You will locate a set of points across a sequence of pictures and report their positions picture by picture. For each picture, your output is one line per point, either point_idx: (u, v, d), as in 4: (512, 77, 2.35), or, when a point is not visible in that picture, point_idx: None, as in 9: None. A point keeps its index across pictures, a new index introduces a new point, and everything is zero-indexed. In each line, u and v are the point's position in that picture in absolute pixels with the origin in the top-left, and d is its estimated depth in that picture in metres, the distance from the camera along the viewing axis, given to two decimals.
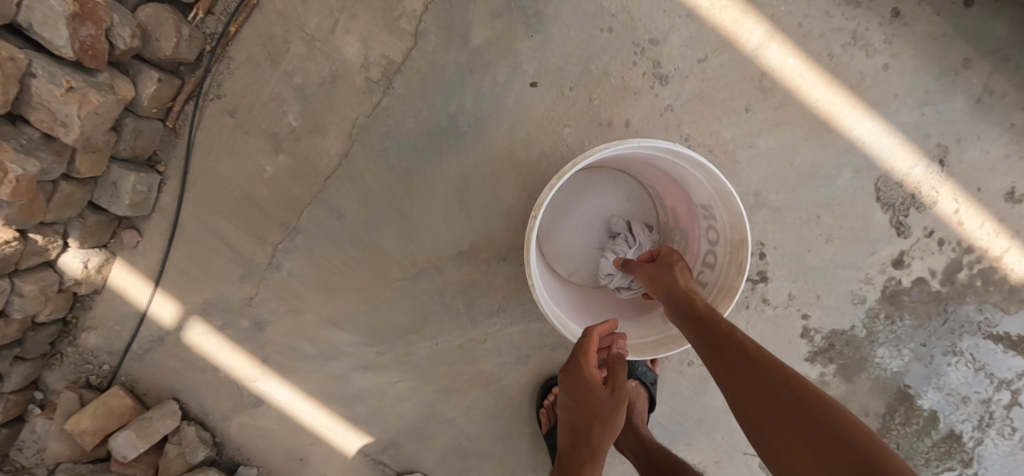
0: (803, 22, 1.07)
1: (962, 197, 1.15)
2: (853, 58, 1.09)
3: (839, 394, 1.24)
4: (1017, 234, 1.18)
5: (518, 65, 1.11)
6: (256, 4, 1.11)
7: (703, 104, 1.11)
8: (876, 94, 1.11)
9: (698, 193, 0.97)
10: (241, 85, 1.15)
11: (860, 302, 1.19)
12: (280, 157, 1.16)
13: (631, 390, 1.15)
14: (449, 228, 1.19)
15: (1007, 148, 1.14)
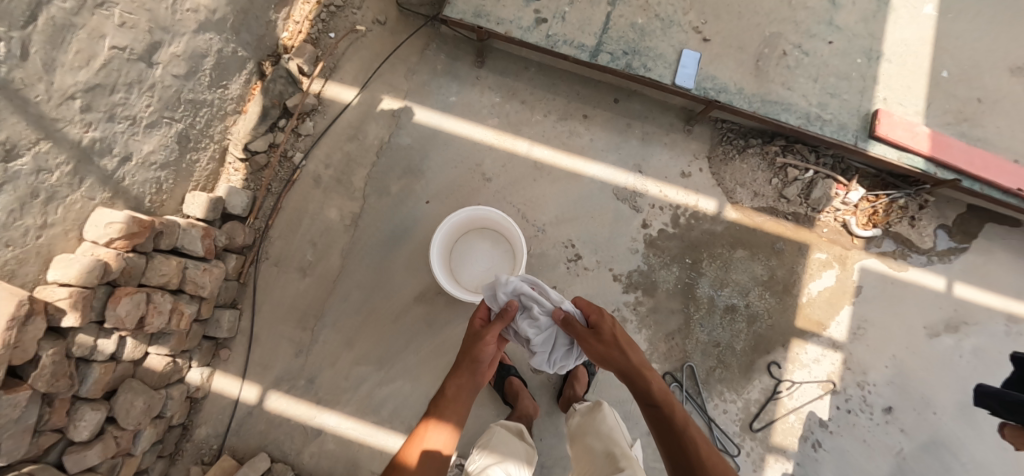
0: (544, 134, 2.24)
1: (659, 184, 2.22)
2: (573, 141, 2.24)
3: (651, 305, 2.14)
4: (698, 191, 2.22)
5: (418, 195, 2.20)
6: (280, 207, 2.18)
7: (513, 183, 2.20)
8: (592, 152, 2.23)
9: (507, 228, 2.03)
10: (279, 249, 2.17)
11: (635, 251, 2.16)
12: (308, 278, 2.15)
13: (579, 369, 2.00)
14: (406, 286, 2.14)
15: (669, 154, 2.25)
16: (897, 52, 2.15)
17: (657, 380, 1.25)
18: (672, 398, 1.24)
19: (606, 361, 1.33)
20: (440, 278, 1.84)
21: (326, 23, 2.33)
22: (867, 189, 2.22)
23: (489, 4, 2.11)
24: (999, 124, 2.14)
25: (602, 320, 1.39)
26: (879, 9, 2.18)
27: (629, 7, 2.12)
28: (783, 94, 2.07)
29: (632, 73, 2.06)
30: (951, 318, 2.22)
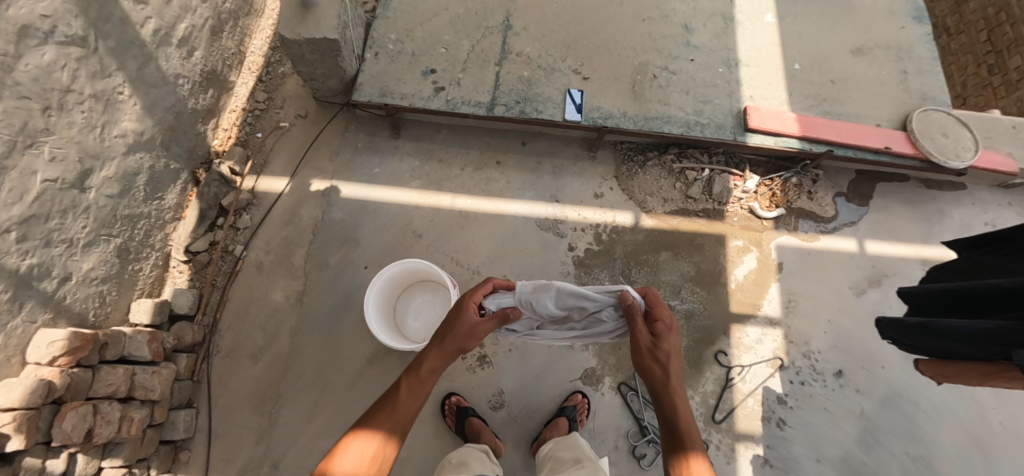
0: (464, 185, 2.44)
1: (577, 208, 2.40)
2: (491, 185, 2.44)
3: None
4: (614, 207, 2.40)
5: (356, 262, 2.32)
6: (226, 299, 2.28)
7: (443, 234, 2.36)
8: (510, 192, 2.43)
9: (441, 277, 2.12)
10: (230, 339, 2.24)
11: (566, 273, 2.30)
12: (261, 363, 2.20)
13: (561, 419, 1.99)
14: (357, 351, 2.21)
15: (580, 180, 2.45)
16: (752, 56, 2.47)
17: (688, 413, 1.23)
18: (696, 437, 1.21)
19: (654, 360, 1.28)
20: (381, 336, 1.88)
21: (253, 126, 2.58)
22: (762, 175, 2.46)
23: (391, 83, 2.39)
24: (857, 98, 2.42)
25: (667, 334, 1.30)
26: (727, 26, 2.53)
27: (514, 64, 2.43)
28: (662, 109, 2.33)
29: (526, 116, 2.31)
30: (871, 274, 2.39)
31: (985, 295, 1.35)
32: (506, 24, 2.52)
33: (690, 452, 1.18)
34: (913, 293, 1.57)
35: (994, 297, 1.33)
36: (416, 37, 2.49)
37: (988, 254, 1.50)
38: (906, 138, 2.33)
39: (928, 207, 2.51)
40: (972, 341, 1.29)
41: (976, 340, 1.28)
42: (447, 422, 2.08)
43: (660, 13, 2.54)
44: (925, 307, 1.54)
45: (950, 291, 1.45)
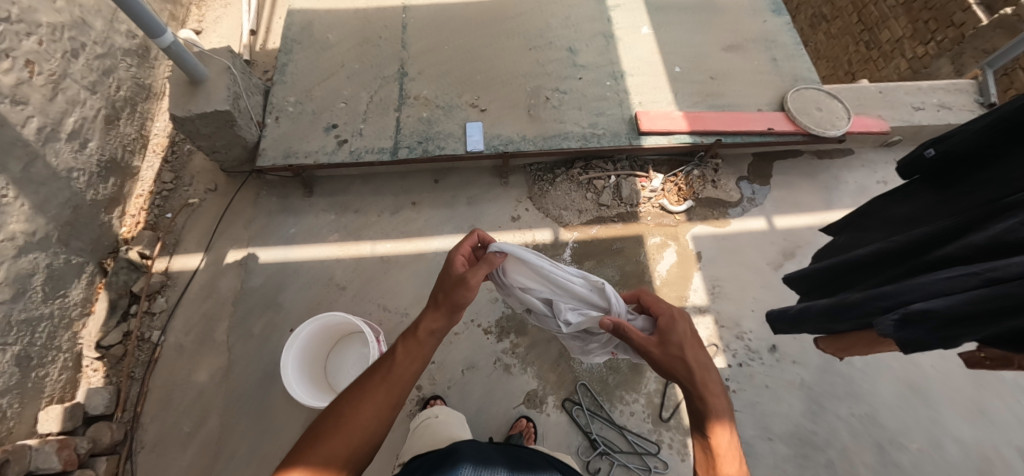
0: (383, 230, 2.46)
1: (496, 234, 2.45)
2: (410, 227, 2.47)
3: (528, 342, 2.25)
4: (532, 227, 2.46)
5: (281, 327, 2.27)
6: (147, 390, 2.16)
7: (367, 282, 2.34)
8: (429, 231, 2.46)
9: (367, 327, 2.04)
10: (153, 432, 2.10)
11: (495, 300, 2.31)
12: (190, 451, 2.08)
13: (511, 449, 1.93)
14: (293, 419, 2.12)
15: (495, 207, 2.51)
16: (635, 66, 2.64)
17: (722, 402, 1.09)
18: (731, 424, 1.07)
19: (666, 349, 1.17)
20: (297, 395, 1.84)
21: (162, 207, 2.52)
22: (666, 173, 2.58)
23: (295, 144, 2.42)
24: (737, 88, 2.60)
25: (673, 322, 1.21)
26: (609, 42, 2.71)
27: (413, 107, 2.51)
28: (559, 127, 2.44)
29: (430, 154, 2.38)
30: (785, 248, 2.50)
31: (850, 270, 1.49)
32: (401, 71, 2.61)
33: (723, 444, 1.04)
34: (796, 281, 1.68)
35: (853, 270, 1.47)
36: (315, 96, 2.55)
37: (851, 233, 1.67)
38: (786, 117, 2.51)
39: (823, 177, 2.68)
40: (838, 316, 1.39)
41: (840, 313, 1.38)
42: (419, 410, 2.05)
43: (544, 40, 2.70)
44: (813, 292, 1.66)
45: (824, 272, 1.58)
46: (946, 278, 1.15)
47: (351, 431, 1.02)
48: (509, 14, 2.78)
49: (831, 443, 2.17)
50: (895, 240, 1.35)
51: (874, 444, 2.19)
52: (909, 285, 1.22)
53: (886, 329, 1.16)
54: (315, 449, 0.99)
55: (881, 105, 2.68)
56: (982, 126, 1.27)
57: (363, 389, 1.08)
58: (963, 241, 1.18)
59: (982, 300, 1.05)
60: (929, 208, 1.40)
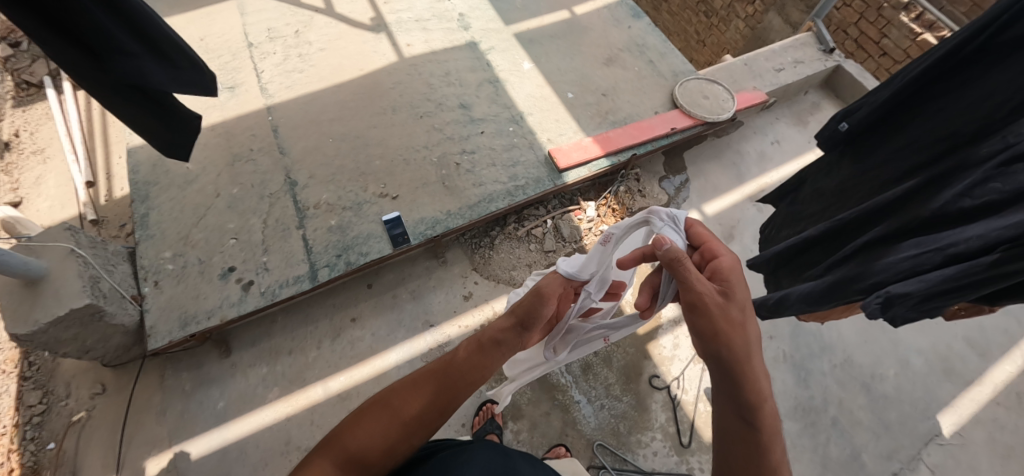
0: (329, 362, 2.15)
1: (454, 321, 2.26)
2: (357, 348, 2.19)
3: (528, 423, 2.09)
4: (488, 300, 2.31)
5: None
6: None
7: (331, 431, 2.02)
8: (382, 344, 2.20)
9: None
10: None
11: (479, 393, 2.13)
12: None
13: None
14: None
15: (443, 293, 2.31)
16: (530, 104, 2.59)
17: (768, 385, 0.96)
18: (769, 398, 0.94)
19: (727, 312, 0.99)
20: None
21: (38, 438, 1.97)
22: (596, 198, 2.55)
23: (189, 306, 2.03)
24: (629, 98, 2.66)
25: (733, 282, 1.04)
26: (497, 87, 2.63)
27: (316, 218, 2.23)
28: (480, 190, 2.31)
29: (354, 266, 2.13)
30: (724, 232, 2.56)
31: (808, 248, 1.42)
32: (289, 181, 2.31)
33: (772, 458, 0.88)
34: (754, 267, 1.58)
35: (809, 247, 1.41)
36: (195, 240, 2.17)
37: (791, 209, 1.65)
38: (682, 113, 2.58)
39: (728, 154, 2.81)
40: (816, 301, 1.27)
41: (819, 300, 1.26)
42: (474, 418, 2.05)
43: (432, 103, 2.55)
44: (775, 275, 1.58)
45: (780, 256, 1.49)
46: (914, 254, 1.06)
47: (392, 429, 0.93)
48: (385, 85, 2.59)
49: (829, 401, 2.25)
50: (842, 216, 1.31)
51: (864, 385, 2.30)
52: (878, 265, 1.13)
53: (875, 315, 1.05)
54: (350, 431, 0.92)
55: (752, 76, 2.88)
56: (882, 100, 1.34)
57: (416, 381, 1.00)
58: (912, 212, 1.14)
59: (959, 276, 0.97)
60: (853, 178, 1.42)
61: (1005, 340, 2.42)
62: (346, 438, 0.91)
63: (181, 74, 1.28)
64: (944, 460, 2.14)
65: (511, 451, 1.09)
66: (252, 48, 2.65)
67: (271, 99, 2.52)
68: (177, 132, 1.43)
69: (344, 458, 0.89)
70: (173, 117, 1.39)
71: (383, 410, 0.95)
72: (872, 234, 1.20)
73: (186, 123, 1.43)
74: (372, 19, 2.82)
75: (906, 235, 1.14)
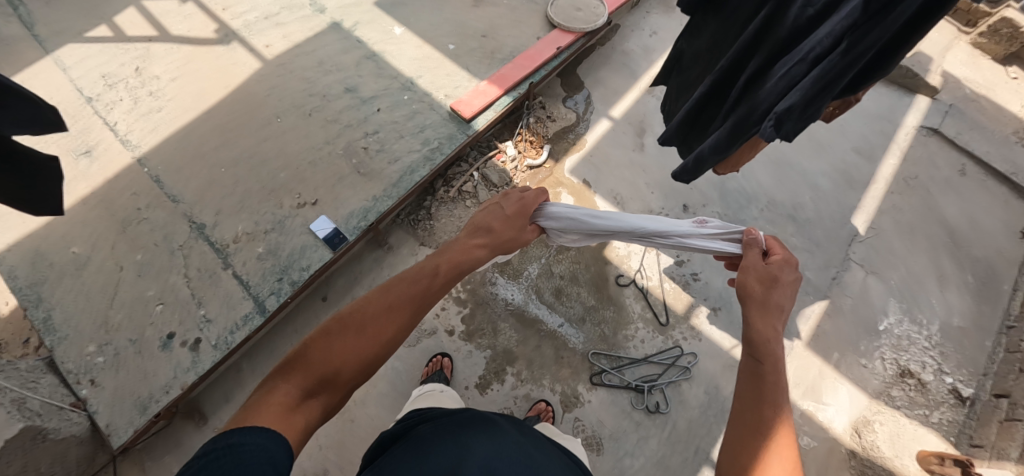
0: None
1: None
2: None
3: (525, 361, 2.17)
4: None
5: None
6: None
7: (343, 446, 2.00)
8: None
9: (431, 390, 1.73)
10: None
11: (471, 353, 2.17)
12: None
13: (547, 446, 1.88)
14: None
15: None
16: (416, 67, 2.52)
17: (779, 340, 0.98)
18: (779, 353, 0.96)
19: (769, 272, 1.10)
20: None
21: None
22: (512, 137, 2.58)
23: (142, 387, 1.86)
24: (508, 32, 2.65)
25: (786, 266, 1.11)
26: (376, 61, 2.53)
27: (241, 252, 2.09)
28: (397, 167, 2.26)
29: (300, 283, 2.03)
30: (635, 128, 2.69)
31: (706, 103, 1.47)
32: (195, 225, 2.14)
33: (763, 414, 0.87)
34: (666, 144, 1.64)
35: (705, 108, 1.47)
36: (118, 321, 1.96)
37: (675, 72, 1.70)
38: (562, 31, 2.62)
39: (615, 57, 2.90)
40: (729, 144, 1.32)
41: (728, 145, 1.33)
42: (423, 370, 2.10)
43: (316, 97, 2.41)
44: (686, 140, 1.62)
45: (685, 121, 1.52)
46: (788, 70, 1.12)
47: (368, 343, 0.97)
48: (259, 95, 2.41)
49: None
50: (721, 64, 1.35)
51: (792, 217, 2.57)
52: (763, 93, 1.19)
53: (771, 137, 1.11)
54: (322, 346, 0.95)
55: None
56: None
57: (390, 296, 1.05)
58: (779, 31, 1.19)
59: (825, 75, 1.02)
60: (720, 28, 1.43)
61: (884, 140, 2.77)
62: (313, 357, 0.94)
63: (14, 110, 1.07)
64: (868, 253, 2.48)
65: (495, 418, 1.09)
66: (93, 102, 2.35)
67: (138, 148, 2.27)
68: (38, 182, 1.23)
69: (310, 381, 0.90)
70: (25, 165, 1.18)
71: (356, 330, 0.98)
72: (754, 65, 1.24)
73: (42, 167, 1.22)
74: (217, 30, 2.57)
75: (781, 55, 1.20)
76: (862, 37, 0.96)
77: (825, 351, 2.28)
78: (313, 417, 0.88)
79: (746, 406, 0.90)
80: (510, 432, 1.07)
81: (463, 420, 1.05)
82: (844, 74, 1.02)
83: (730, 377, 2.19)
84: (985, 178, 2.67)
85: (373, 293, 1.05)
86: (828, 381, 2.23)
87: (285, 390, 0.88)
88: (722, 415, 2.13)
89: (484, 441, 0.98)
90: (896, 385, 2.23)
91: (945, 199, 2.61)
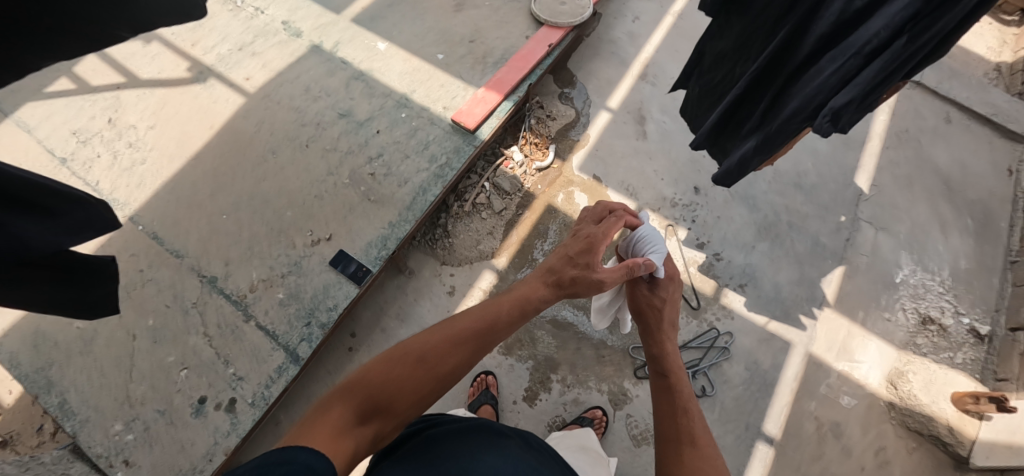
0: None
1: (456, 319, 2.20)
2: None
3: (567, 366, 2.15)
4: (471, 284, 2.25)
5: None
6: None
7: None
8: None
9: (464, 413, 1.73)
10: None
11: (513, 366, 2.14)
12: None
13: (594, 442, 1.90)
14: None
15: (428, 303, 2.21)
16: (408, 81, 2.43)
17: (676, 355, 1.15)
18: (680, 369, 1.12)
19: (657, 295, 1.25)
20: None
21: None
22: (516, 141, 2.53)
23: (180, 459, 1.77)
24: (496, 33, 2.59)
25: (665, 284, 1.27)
26: (366, 81, 2.43)
27: (260, 301, 1.99)
28: (408, 188, 2.19)
29: (329, 324, 1.95)
30: (636, 116, 2.68)
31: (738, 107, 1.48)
32: (205, 279, 2.02)
33: (681, 423, 1.00)
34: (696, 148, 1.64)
35: (739, 108, 1.48)
36: (141, 394, 1.84)
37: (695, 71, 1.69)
38: (550, 27, 2.57)
39: (602, 46, 2.87)
40: (773, 143, 1.35)
41: (773, 141, 1.35)
42: (468, 390, 2.08)
43: (310, 126, 2.30)
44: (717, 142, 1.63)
45: (716, 124, 1.53)
46: (837, 67, 1.12)
47: (428, 380, 0.97)
48: (248, 132, 2.28)
49: (779, 210, 2.54)
50: (753, 67, 1.33)
51: (799, 184, 2.61)
52: (807, 92, 1.19)
53: (828, 131, 1.14)
54: (378, 378, 0.95)
55: None
56: None
57: (448, 335, 1.03)
58: (813, 32, 1.17)
59: (885, 68, 1.05)
60: (745, 29, 1.39)
61: None
62: (369, 382, 0.94)
63: (69, 221, 0.95)
64: (875, 210, 2.55)
65: (504, 430, 0.99)
66: (68, 162, 2.18)
67: (127, 206, 2.12)
68: (94, 289, 1.14)
69: (368, 407, 0.90)
70: (80, 273, 1.10)
71: (417, 364, 0.98)
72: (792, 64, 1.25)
73: (99, 272, 1.13)
74: (190, 68, 2.42)
75: (821, 52, 1.19)
76: (923, 28, 0.98)
77: (850, 311, 2.35)
78: (362, 442, 0.85)
79: (667, 422, 1.02)
80: (522, 447, 0.96)
81: (472, 430, 0.95)
82: (901, 64, 1.05)
83: (767, 351, 2.26)
84: (969, 122, 2.79)
85: (437, 329, 1.05)
86: (857, 339, 2.30)
87: (339, 413, 0.86)
88: (765, 389, 2.20)
89: (492, 455, 0.88)
90: (920, 333, 2.31)
91: (936, 148, 2.71)
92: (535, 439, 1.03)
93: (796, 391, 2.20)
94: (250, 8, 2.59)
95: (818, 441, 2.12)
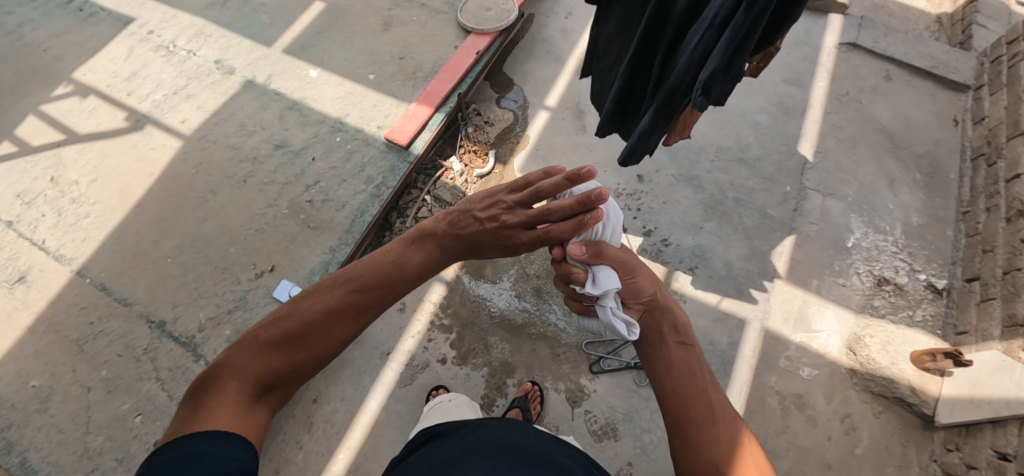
0: (318, 451, 2.01)
1: (410, 335, 2.22)
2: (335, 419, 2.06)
3: (521, 369, 2.16)
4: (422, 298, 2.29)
5: None
6: None
7: None
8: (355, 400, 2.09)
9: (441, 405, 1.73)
10: None
11: (468, 375, 2.15)
12: None
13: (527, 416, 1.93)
14: None
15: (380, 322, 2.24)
16: (341, 106, 2.46)
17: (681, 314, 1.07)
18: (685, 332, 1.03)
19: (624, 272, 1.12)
20: None
21: None
22: (455, 151, 2.56)
23: None
24: (424, 48, 2.61)
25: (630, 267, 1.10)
26: (300, 109, 2.46)
27: (208, 340, 2.01)
28: (347, 211, 2.21)
29: None
30: (574, 112, 2.68)
31: (630, 87, 1.49)
32: (154, 324, 2.04)
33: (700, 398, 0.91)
34: (606, 129, 1.66)
35: (631, 87, 1.49)
36: (98, 444, 1.87)
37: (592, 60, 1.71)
38: (478, 35, 2.59)
39: (537, 46, 2.89)
40: (667, 119, 1.35)
41: (665, 118, 1.35)
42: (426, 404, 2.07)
43: (248, 161, 2.33)
44: (628, 119, 1.64)
45: (615, 106, 1.55)
46: (698, 40, 1.13)
47: (320, 345, 0.89)
48: (188, 174, 2.32)
49: (725, 188, 2.54)
50: (632, 47, 1.34)
51: (742, 159, 2.60)
52: (680, 66, 1.20)
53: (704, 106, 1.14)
54: (264, 350, 0.86)
55: None
56: None
57: (335, 297, 0.91)
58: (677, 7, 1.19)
59: (736, 36, 1.04)
60: (624, 11, 1.42)
61: (810, 65, 2.84)
62: (257, 358, 0.85)
63: None
64: (821, 177, 2.54)
65: (502, 424, 0.92)
66: (14, 224, 2.23)
67: (74, 261, 2.15)
68: None
69: (262, 383, 0.85)
70: None
71: (304, 335, 0.88)
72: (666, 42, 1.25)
73: None
74: (127, 117, 2.46)
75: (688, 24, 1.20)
76: None
77: (803, 281, 2.33)
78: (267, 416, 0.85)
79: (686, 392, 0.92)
80: (521, 439, 0.87)
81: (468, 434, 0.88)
82: (753, 31, 1.05)
83: (723, 330, 2.26)
84: (909, 77, 2.77)
85: (326, 295, 0.91)
86: (813, 308, 2.28)
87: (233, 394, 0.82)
88: (724, 368, 2.19)
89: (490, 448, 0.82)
90: (877, 295, 2.29)
91: (879, 106, 2.69)
92: (537, 431, 0.94)
93: (754, 367, 2.19)
94: (183, 51, 2.64)
95: (781, 415, 2.11)
